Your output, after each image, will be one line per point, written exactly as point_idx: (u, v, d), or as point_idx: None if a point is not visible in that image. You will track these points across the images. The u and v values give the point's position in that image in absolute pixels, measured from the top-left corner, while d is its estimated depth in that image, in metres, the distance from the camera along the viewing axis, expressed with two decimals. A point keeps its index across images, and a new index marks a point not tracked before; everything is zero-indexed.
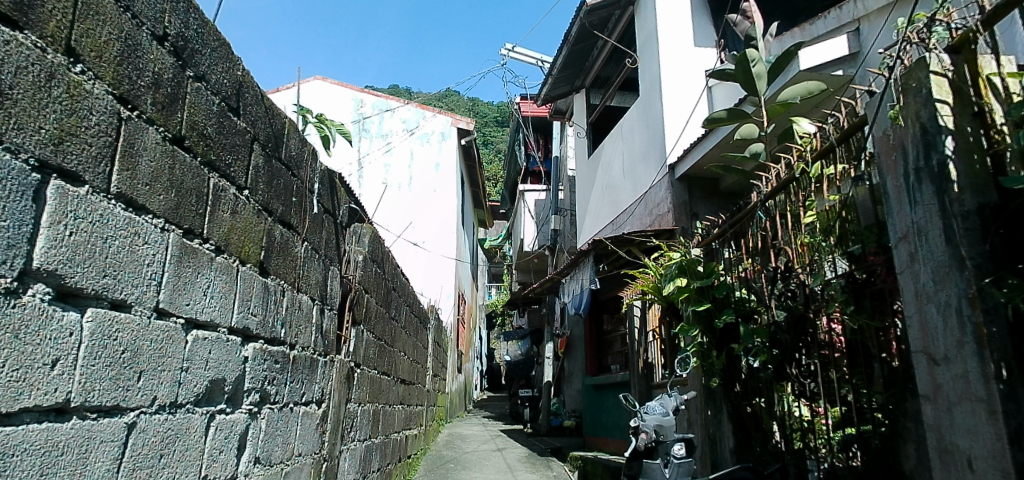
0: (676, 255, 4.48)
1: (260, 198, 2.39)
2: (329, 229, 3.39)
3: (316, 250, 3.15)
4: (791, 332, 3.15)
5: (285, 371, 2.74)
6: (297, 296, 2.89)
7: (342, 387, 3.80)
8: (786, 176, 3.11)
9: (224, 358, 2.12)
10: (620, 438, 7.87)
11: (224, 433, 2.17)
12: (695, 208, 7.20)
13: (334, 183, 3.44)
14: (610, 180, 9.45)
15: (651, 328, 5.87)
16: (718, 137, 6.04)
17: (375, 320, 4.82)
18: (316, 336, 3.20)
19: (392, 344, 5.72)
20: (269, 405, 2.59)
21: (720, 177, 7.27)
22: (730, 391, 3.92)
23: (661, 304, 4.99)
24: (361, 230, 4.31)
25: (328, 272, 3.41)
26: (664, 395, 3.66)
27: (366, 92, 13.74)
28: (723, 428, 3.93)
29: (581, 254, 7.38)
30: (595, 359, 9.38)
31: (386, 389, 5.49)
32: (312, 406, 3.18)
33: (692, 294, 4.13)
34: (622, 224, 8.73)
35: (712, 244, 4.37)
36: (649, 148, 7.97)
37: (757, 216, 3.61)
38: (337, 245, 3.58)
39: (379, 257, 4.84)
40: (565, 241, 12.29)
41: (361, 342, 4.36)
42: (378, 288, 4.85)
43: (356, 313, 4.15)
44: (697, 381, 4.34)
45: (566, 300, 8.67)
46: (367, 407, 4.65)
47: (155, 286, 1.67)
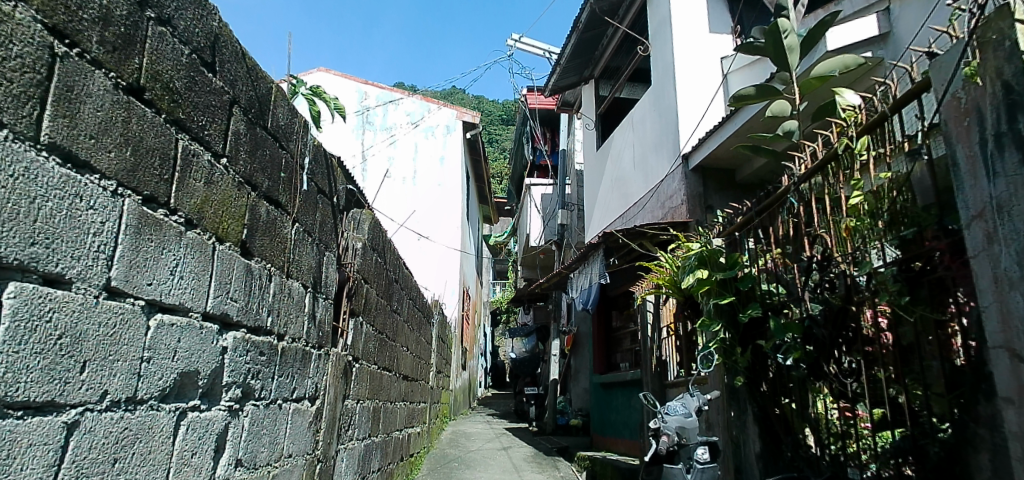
0: (696, 246, 4.20)
1: (242, 169, 2.13)
2: (324, 212, 3.13)
3: (309, 233, 2.89)
4: (829, 327, 2.88)
5: (272, 364, 2.48)
6: (287, 281, 2.63)
7: (340, 382, 3.55)
8: (825, 155, 2.83)
9: (197, 347, 1.85)
10: (629, 439, 7.58)
11: (198, 434, 1.90)
12: (710, 200, 6.91)
13: (330, 163, 3.18)
14: (620, 172, 9.15)
15: (665, 324, 5.59)
16: (739, 123, 5.75)
17: (375, 312, 4.57)
18: (308, 327, 2.94)
19: (393, 338, 5.46)
20: (253, 401, 2.33)
21: (736, 168, 6.97)
22: (756, 390, 3.64)
23: (678, 298, 4.71)
24: (360, 217, 4.05)
25: (324, 258, 3.16)
26: (685, 394, 3.39)
27: (371, 84, 13.48)
28: (748, 431, 3.66)
29: (590, 247, 7.10)
30: (604, 357, 9.10)
31: (386, 386, 5.22)
32: (304, 402, 2.93)
33: (714, 286, 3.84)
34: (633, 217, 8.45)
35: (734, 233, 4.09)
36: (662, 138, 7.68)
37: (788, 201, 3.32)
38: (334, 229, 3.31)
39: (380, 245, 4.57)
40: (573, 236, 12.01)
41: (360, 336, 4.10)
42: (379, 278, 4.59)
43: (355, 304, 3.88)
44: (718, 380, 4.07)
45: (574, 295, 8.39)
46: (366, 404, 4.40)
47: (106, 260, 1.41)
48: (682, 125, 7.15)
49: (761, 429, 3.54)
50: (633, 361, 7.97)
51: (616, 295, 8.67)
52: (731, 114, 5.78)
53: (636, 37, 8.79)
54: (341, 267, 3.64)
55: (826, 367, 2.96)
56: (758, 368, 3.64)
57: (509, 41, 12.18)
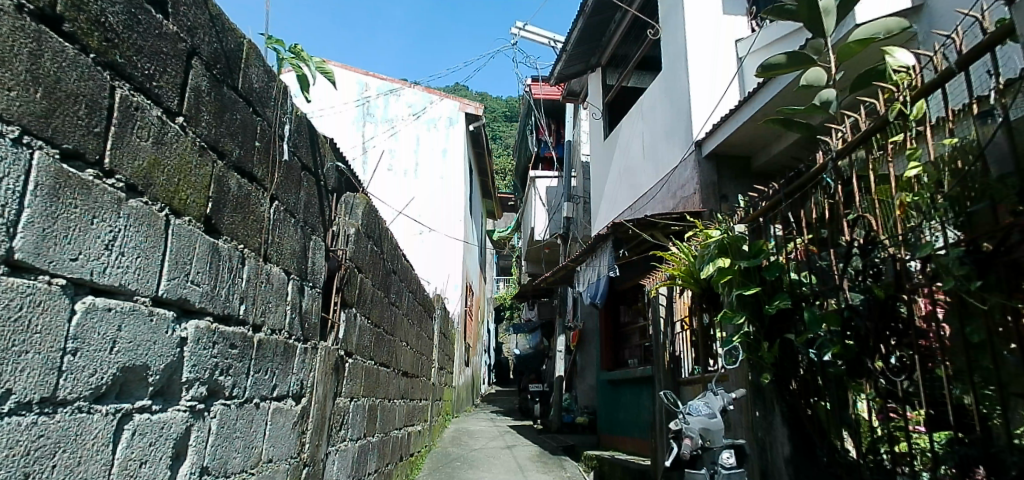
0: (715, 233, 3.93)
1: (205, 133, 1.84)
2: (310, 191, 2.83)
3: (291, 213, 2.60)
4: (875, 319, 2.59)
5: (246, 358, 2.18)
6: (264, 265, 2.33)
7: (331, 379, 3.26)
8: (872, 124, 2.53)
9: (146, 337, 1.56)
10: (638, 437, 7.26)
11: (148, 440, 1.59)
12: (724, 189, 6.61)
13: (316, 137, 2.88)
14: (628, 161, 8.82)
15: (679, 318, 5.29)
16: (761, 102, 5.44)
17: (371, 305, 4.27)
18: (292, 317, 2.65)
19: (391, 333, 5.18)
20: (222, 401, 2.03)
21: (751, 155, 6.65)
22: (785, 388, 3.34)
23: (695, 290, 4.42)
24: (354, 202, 3.76)
25: (311, 242, 2.88)
26: (708, 393, 3.10)
27: (371, 75, 13.15)
28: (775, 432, 3.37)
29: (599, 238, 6.78)
30: (611, 352, 8.81)
31: (384, 383, 4.95)
32: (286, 401, 2.63)
33: (736, 275, 3.62)
34: (642, 208, 8.14)
35: (759, 219, 3.76)
36: (673, 125, 7.35)
37: (823, 180, 3.01)
38: (321, 211, 3.02)
39: (375, 232, 4.26)
40: (579, 229, 11.70)
41: (354, 329, 3.81)
42: (374, 268, 4.28)
43: (347, 294, 3.59)
44: (740, 377, 3.77)
45: (580, 288, 8.08)
46: (361, 403, 4.11)
47: (3, 226, 1.12)
48: (696, 111, 6.81)
49: (792, 431, 3.25)
50: (642, 357, 7.67)
51: (624, 290, 8.40)
52: (751, 95, 5.47)
53: (645, 20, 8.44)
54: (330, 253, 3.35)
55: (868, 363, 2.67)
56: (788, 364, 3.34)
57: (513, 29, 11.83)
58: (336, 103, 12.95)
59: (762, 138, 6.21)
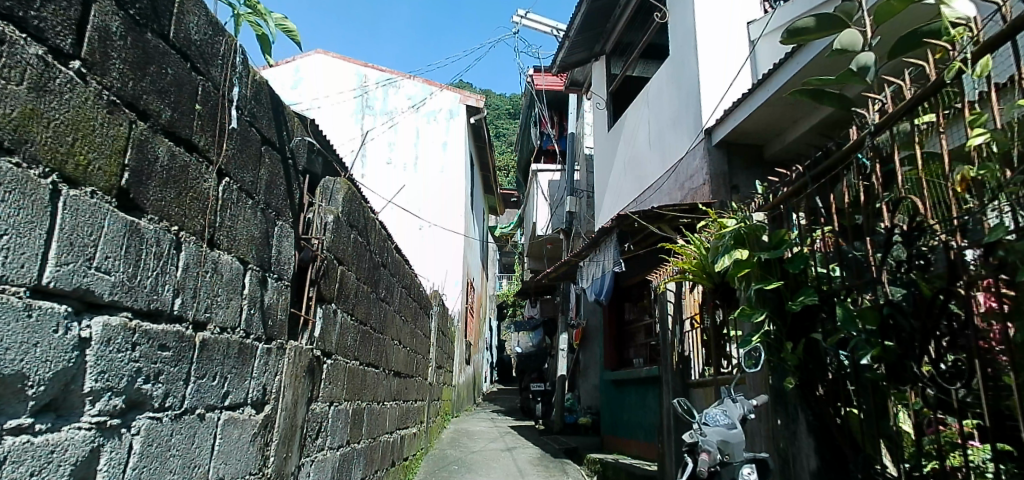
0: (731, 223, 3.62)
1: (118, 86, 1.50)
2: (277, 171, 2.51)
3: (250, 194, 2.26)
4: (921, 317, 2.25)
5: (184, 362, 1.83)
6: (210, 252, 1.99)
7: (303, 383, 2.92)
8: (922, 91, 2.16)
9: (20, 338, 1.22)
10: (644, 440, 6.90)
11: (28, 469, 1.25)
12: (734, 179, 6.27)
13: (282, 108, 2.54)
14: (634, 152, 8.45)
15: (689, 316, 4.93)
16: (786, 76, 5.09)
17: (356, 300, 3.93)
18: (252, 315, 2.31)
19: (380, 330, 4.84)
20: (149, 414, 1.69)
21: (763, 144, 6.32)
22: (811, 394, 3.00)
23: (707, 286, 4.07)
24: (333, 186, 3.42)
25: (278, 228, 2.54)
26: (726, 400, 2.76)
27: (370, 66, 12.80)
28: (799, 443, 3.02)
29: (603, 230, 6.44)
30: (615, 351, 8.44)
31: (371, 384, 4.60)
32: (244, 410, 2.30)
33: (755, 269, 3.32)
34: (648, 200, 7.77)
35: (779, 207, 3.40)
36: (682, 111, 6.97)
37: (859, 160, 2.64)
38: (290, 194, 2.68)
39: (360, 221, 3.92)
40: (582, 224, 11.34)
41: (335, 326, 3.47)
42: (359, 260, 3.94)
43: (326, 288, 3.26)
44: (758, 381, 3.42)
45: (584, 285, 7.72)
46: (343, 407, 3.77)
47: None
48: (706, 96, 6.44)
49: (819, 442, 2.90)
50: (648, 356, 7.32)
51: (630, 286, 8.05)
52: (774, 69, 5.14)
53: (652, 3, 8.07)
54: (303, 242, 3.00)
55: (913, 366, 2.33)
56: (815, 366, 2.99)
57: (514, 17, 11.47)
58: (335, 95, 12.63)
59: (776, 125, 5.89)
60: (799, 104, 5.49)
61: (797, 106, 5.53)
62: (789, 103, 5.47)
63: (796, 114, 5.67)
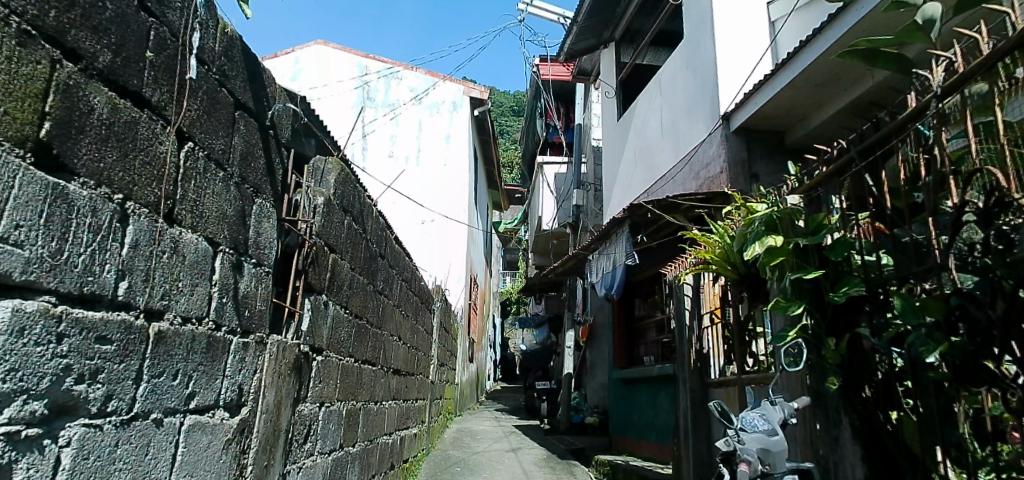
0: (761, 209, 3.33)
1: (34, 12, 1.20)
2: (257, 142, 2.21)
3: (224, 165, 1.95)
4: (1002, 309, 1.93)
5: (133, 358, 1.50)
6: (168, 229, 1.64)
7: (289, 382, 2.61)
8: (1010, 42, 1.84)
9: None
10: (656, 442, 6.59)
11: None
12: (754, 167, 6.00)
13: (259, 72, 2.24)
14: (645, 142, 8.13)
15: (709, 312, 4.61)
16: (817, 51, 4.83)
17: (350, 292, 3.62)
18: (227, 305, 2.01)
19: (378, 326, 4.53)
20: (85, 421, 1.36)
21: (785, 131, 6.08)
22: (856, 397, 2.69)
23: (732, 276, 3.78)
24: (323, 166, 3.11)
25: (257, 207, 2.22)
26: (764, 402, 2.45)
27: (371, 57, 12.48)
28: (843, 450, 2.70)
29: (614, 221, 6.14)
30: (625, 349, 8.11)
31: (368, 383, 4.29)
32: (215, 413, 1.98)
33: (790, 258, 3.02)
34: (660, 190, 7.45)
35: (816, 190, 3.10)
36: (697, 97, 6.64)
37: (921, 130, 2.32)
38: (273, 170, 2.38)
39: (355, 207, 3.60)
40: (589, 218, 11.03)
41: (326, 320, 3.16)
42: (354, 248, 3.62)
43: (317, 277, 2.96)
44: (791, 380, 3.10)
45: (593, 279, 7.40)
46: (336, 408, 3.46)
47: None
48: (724, 80, 6.11)
49: (867, 450, 2.59)
50: (660, 354, 6.99)
51: (640, 280, 7.73)
52: (805, 43, 4.88)
53: None
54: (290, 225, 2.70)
55: (988, 365, 2.01)
56: (864, 365, 2.67)
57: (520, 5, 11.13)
58: (335, 86, 12.32)
59: (800, 109, 5.67)
60: (825, 86, 5.27)
61: (823, 88, 5.31)
62: (814, 85, 5.25)
63: (822, 97, 5.44)
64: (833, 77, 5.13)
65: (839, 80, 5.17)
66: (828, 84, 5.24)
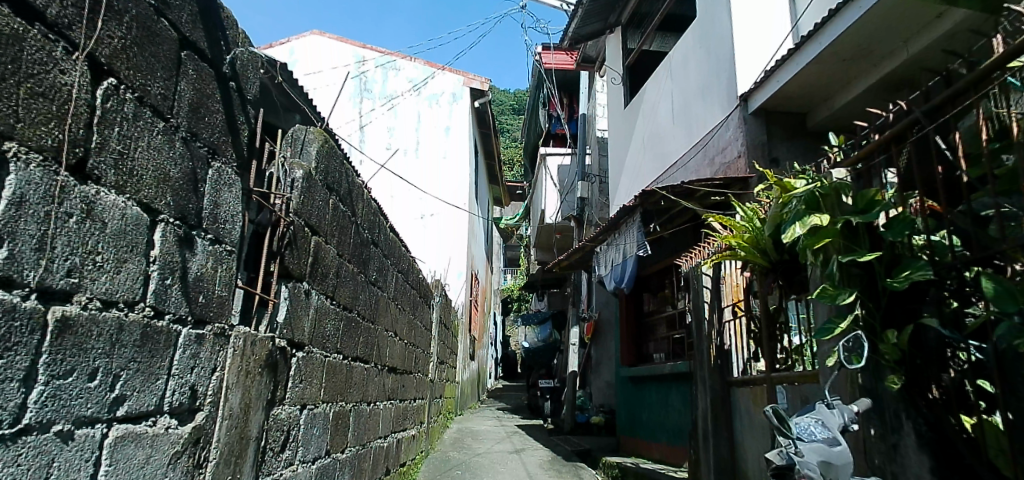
0: (800, 185, 2.96)
1: None
2: (216, 98, 1.83)
3: (168, 118, 1.57)
4: None
5: (14, 352, 1.11)
6: (76, 186, 1.25)
7: (259, 382, 2.22)
8: None
9: None
10: (669, 443, 6.21)
11: None
12: (775, 151, 5.59)
13: (215, 8, 1.84)
14: (654, 129, 7.73)
15: (730, 305, 4.25)
16: (849, 20, 4.46)
17: (337, 281, 3.25)
18: (176, 293, 1.62)
19: (371, 319, 4.16)
20: None
21: (807, 113, 5.72)
22: (923, 398, 2.31)
23: (762, 262, 3.42)
24: (304, 136, 2.73)
25: (212, 173, 1.81)
26: (819, 406, 2.06)
27: (369, 47, 12.07)
28: (904, 460, 2.31)
29: (624, 209, 5.76)
30: (633, 346, 7.71)
31: (359, 383, 3.92)
32: (155, 422, 1.57)
33: (837, 240, 2.65)
34: (671, 178, 7.07)
35: (863, 164, 2.73)
36: (711, 78, 6.25)
37: (1012, 80, 1.95)
38: (240, 136, 2.01)
39: (341, 186, 3.22)
40: (594, 211, 10.66)
41: (308, 312, 2.78)
42: (341, 234, 3.25)
43: (297, 262, 2.58)
44: (835, 377, 2.72)
45: (601, 271, 7.02)
46: (321, 411, 3.08)
47: None
48: (741, 59, 5.71)
49: (937, 461, 2.20)
50: (671, 351, 6.61)
51: (650, 274, 7.36)
52: (835, 11, 4.52)
53: None
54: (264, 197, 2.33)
55: None
56: (936, 361, 2.30)
57: None
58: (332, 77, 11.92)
59: (825, 88, 5.30)
60: (854, 61, 4.91)
61: (851, 63, 4.95)
62: (842, 59, 4.89)
63: (851, 73, 5.08)
64: (863, 51, 4.77)
65: (870, 54, 4.82)
66: (858, 58, 4.88)
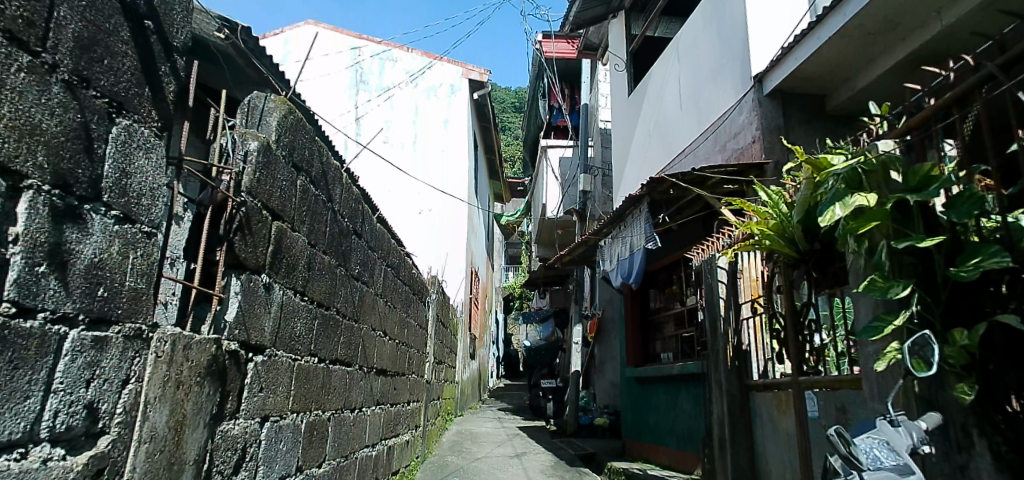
0: (837, 162, 2.57)
1: None
2: (124, 40, 1.45)
3: (38, 54, 1.19)
4: None
5: None
6: None
7: (199, 394, 1.83)
8: None
9: None
10: (678, 448, 5.84)
11: None
12: (792, 135, 5.18)
13: None
14: (660, 116, 7.33)
15: (749, 301, 3.87)
16: None
17: (310, 274, 2.87)
18: (57, 281, 1.24)
19: (354, 317, 3.78)
20: None
21: (827, 94, 5.31)
22: (998, 412, 1.93)
23: (788, 252, 3.04)
24: (263, 104, 2.35)
25: (117, 132, 1.42)
26: (882, 422, 1.69)
27: (365, 38, 11.64)
28: None
29: (631, 199, 5.37)
30: (640, 345, 7.31)
31: (340, 388, 3.53)
32: (29, 456, 1.19)
33: (885, 224, 2.27)
34: (679, 167, 6.68)
35: (915, 136, 2.33)
36: (723, 59, 5.86)
37: None
38: (169, 91, 1.64)
39: (313, 166, 2.83)
40: (597, 204, 10.27)
41: (269, 309, 2.39)
42: (313, 221, 2.86)
43: (253, 250, 2.20)
44: (885, 385, 2.32)
45: (606, 266, 6.63)
46: (289, 422, 2.68)
47: None
48: (757, 36, 5.31)
49: None
50: (680, 350, 6.22)
51: (657, 268, 6.97)
52: None
53: None
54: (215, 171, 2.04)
55: None
56: (1015, 365, 1.92)
57: None
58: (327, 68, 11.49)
59: (847, 66, 4.90)
60: (880, 35, 4.52)
61: (877, 37, 4.56)
62: (868, 33, 4.49)
63: (877, 49, 4.68)
64: (891, 23, 4.38)
65: (898, 26, 4.42)
66: (884, 32, 4.49)
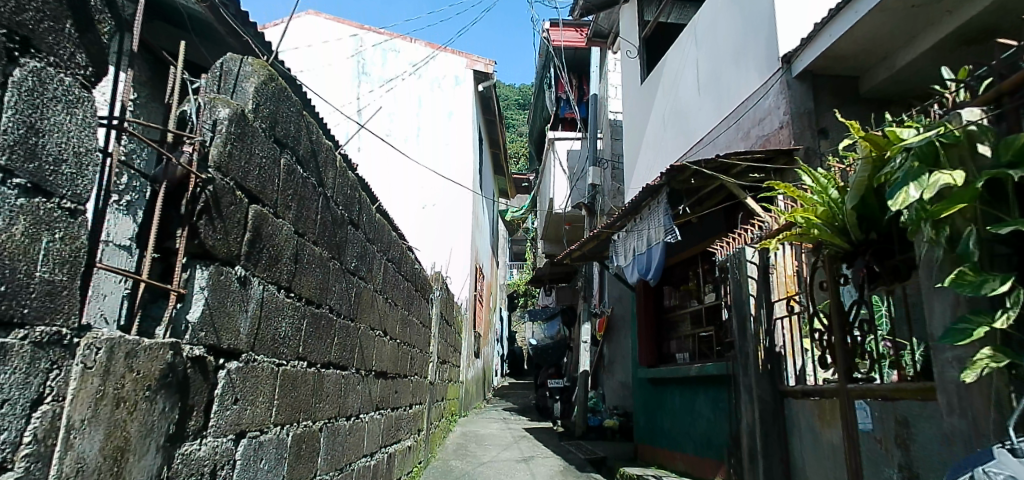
0: (906, 135, 2.21)
1: None
2: None
3: None
4: None
5: None
6: None
7: (148, 411, 1.49)
8: None
9: None
10: (697, 455, 5.48)
11: None
12: (823, 120, 4.80)
13: None
14: (676, 102, 6.97)
15: (783, 299, 3.50)
16: None
17: (296, 267, 2.52)
18: None
19: (349, 316, 3.43)
20: None
21: (860, 76, 4.93)
22: None
23: (838, 242, 2.69)
24: (238, 67, 2.01)
25: (21, 76, 1.09)
26: (1000, 453, 1.37)
27: (366, 28, 11.23)
28: None
29: (648, 188, 5.00)
30: (654, 344, 6.94)
31: (333, 394, 3.18)
32: None
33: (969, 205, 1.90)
34: (698, 155, 6.32)
35: (1002, 101, 1.96)
36: (746, 39, 5.49)
37: None
38: (100, 30, 1.31)
39: (299, 143, 2.48)
40: (607, 198, 9.91)
41: (245, 307, 2.04)
42: (299, 206, 2.51)
43: (222, 236, 1.85)
44: (971, 398, 1.96)
45: (619, 261, 6.28)
46: (272, 437, 2.34)
47: None
48: (785, 13, 4.94)
49: None
50: (698, 351, 5.86)
51: (674, 264, 6.61)
52: None
53: None
54: (176, 139, 1.71)
55: None
56: None
57: None
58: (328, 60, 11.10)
59: (884, 43, 4.52)
60: (924, 7, 4.15)
61: (920, 10, 4.18)
62: (910, 5, 4.12)
63: (918, 23, 4.31)
64: None
65: None
66: (928, 4, 4.11)
